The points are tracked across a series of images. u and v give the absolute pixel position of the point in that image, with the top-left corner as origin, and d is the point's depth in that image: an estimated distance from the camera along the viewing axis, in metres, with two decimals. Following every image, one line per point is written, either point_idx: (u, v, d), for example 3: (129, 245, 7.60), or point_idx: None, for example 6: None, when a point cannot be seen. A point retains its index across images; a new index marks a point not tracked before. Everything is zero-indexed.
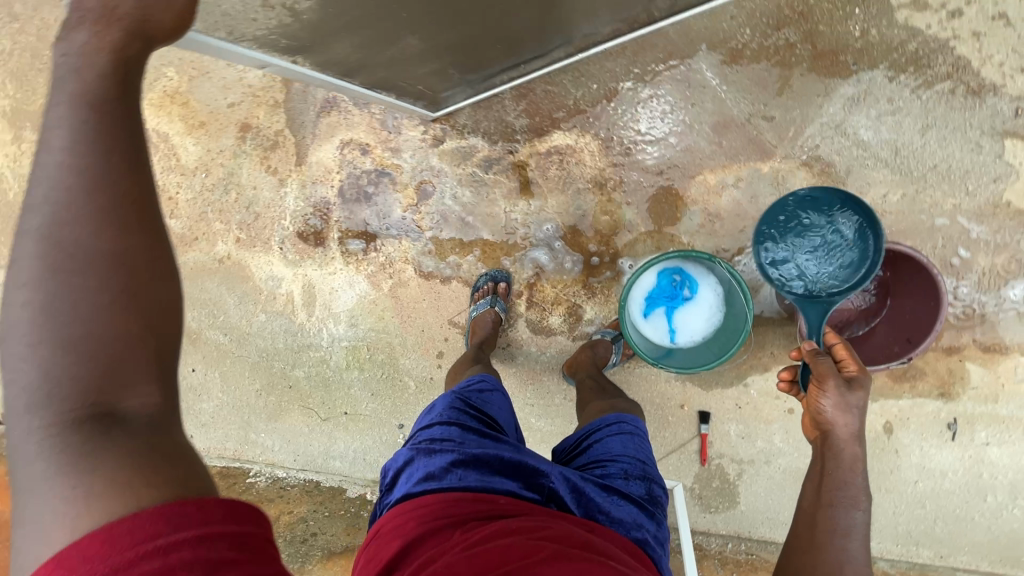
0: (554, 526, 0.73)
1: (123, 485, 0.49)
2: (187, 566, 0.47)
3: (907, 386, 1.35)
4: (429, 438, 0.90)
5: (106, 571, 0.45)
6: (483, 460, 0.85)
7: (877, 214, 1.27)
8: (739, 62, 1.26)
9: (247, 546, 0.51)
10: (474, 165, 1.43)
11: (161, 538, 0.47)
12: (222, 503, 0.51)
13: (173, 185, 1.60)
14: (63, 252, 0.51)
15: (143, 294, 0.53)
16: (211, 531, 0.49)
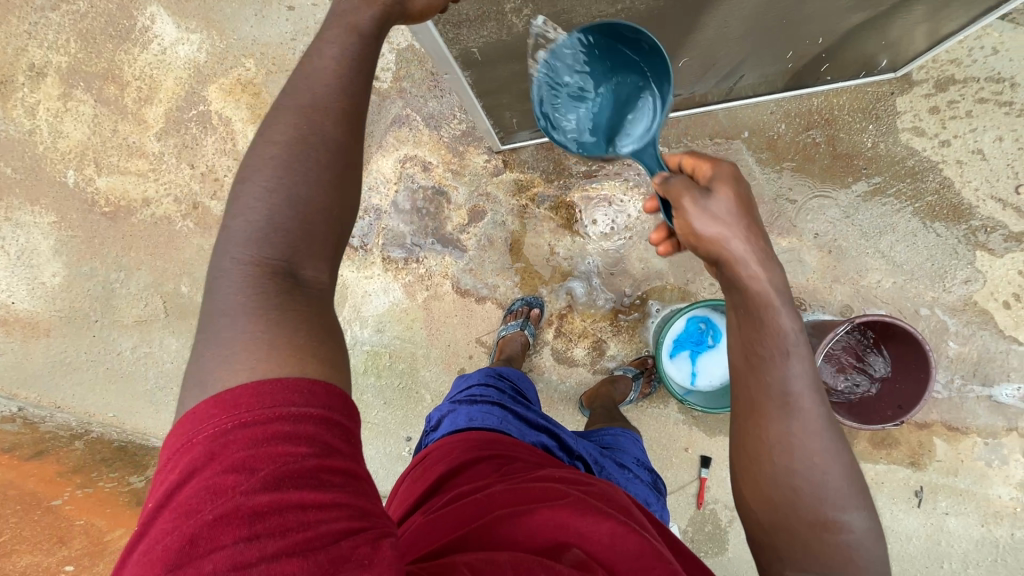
0: (585, 482, 0.83)
1: (296, 336, 0.59)
2: (307, 440, 0.54)
3: (884, 452, 1.51)
4: (470, 394, 1.15)
5: (249, 419, 0.53)
6: (516, 418, 1.09)
7: (872, 296, 1.47)
8: (772, 152, 1.48)
9: (352, 441, 0.58)
10: (527, 198, 1.55)
11: (292, 407, 0.54)
12: (340, 395, 0.58)
13: (222, 167, 1.62)
14: (310, 131, 0.65)
15: (351, 185, 0.68)
16: (331, 416, 0.56)
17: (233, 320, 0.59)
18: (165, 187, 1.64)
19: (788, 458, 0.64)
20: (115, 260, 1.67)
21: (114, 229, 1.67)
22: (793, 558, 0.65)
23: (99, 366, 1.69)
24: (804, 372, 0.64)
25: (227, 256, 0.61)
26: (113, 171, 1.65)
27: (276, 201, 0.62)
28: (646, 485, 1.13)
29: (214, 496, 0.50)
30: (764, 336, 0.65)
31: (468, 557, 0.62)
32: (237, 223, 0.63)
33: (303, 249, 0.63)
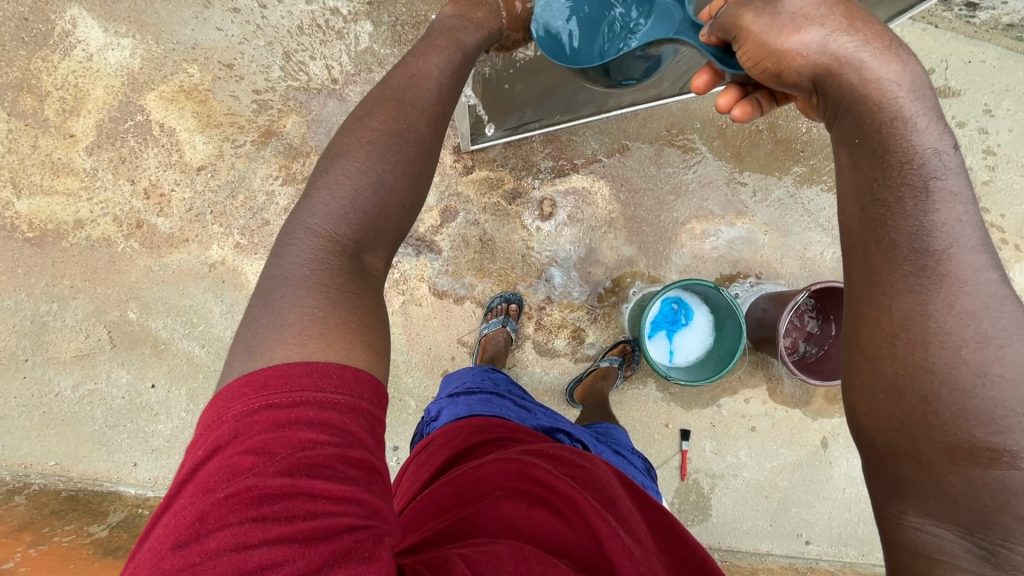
0: (584, 462, 0.82)
1: (342, 313, 0.66)
2: (329, 429, 0.56)
3: (838, 407, 1.66)
4: (465, 386, 1.16)
5: (274, 401, 0.56)
6: (513, 405, 1.12)
7: (816, 266, 1.63)
8: (722, 140, 1.60)
9: (376, 438, 0.59)
10: (499, 196, 1.58)
11: (320, 392, 0.57)
12: (369, 386, 0.61)
13: (168, 181, 1.51)
14: (397, 137, 0.83)
15: (418, 187, 0.84)
16: (357, 406, 0.59)
17: (299, 280, 0.68)
18: (101, 206, 1.50)
19: (923, 348, 0.57)
20: (45, 290, 1.51)
21: (41, 257, 1.50)
22: (925, 488, 0.57)
23: (35, 410, 1.51)
24: (959, 227, 0.59)
25: (305, 222, 0.73)
26: (35, 192, 1.49)
27: (363, 184, 0.77)
28: (642, 467, 1.17)
29: (232, 475, 0.52)
30: (889, 180, 0.62)
31: (465, 549, 0.62)
32: (320, 195, 0.75)
33: (370, 232, 0.76)
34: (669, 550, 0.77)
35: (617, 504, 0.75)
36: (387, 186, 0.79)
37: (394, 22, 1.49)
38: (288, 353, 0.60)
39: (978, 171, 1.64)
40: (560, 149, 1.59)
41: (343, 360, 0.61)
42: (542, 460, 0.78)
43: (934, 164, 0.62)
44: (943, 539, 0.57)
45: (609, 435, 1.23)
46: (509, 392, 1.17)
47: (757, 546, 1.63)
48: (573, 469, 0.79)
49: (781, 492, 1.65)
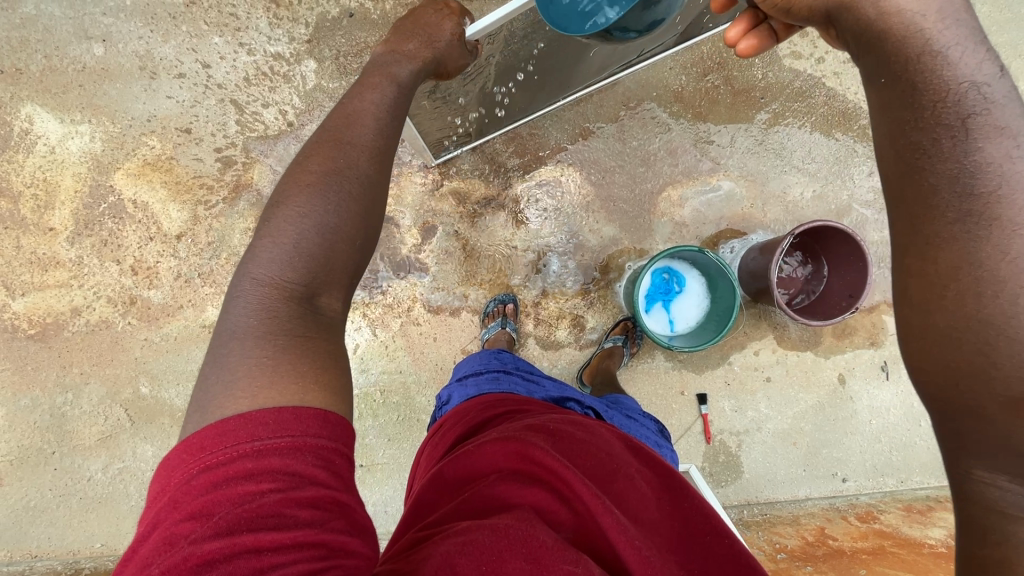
0: (583, 434, 0.87)
1: (292, 359, 0.70)
2: (270, 476, 0.59)
3: (848, 341, 1.66)
4: (471, 371, 1.23)
5: (213, 459, 0.60)
6: (521, 379, 1.19)
7: (799, 208, 1.62)
8: (681, 103, 1.59)
9: (334, 470, 0.63)
10: (474, 203, 1.59)
11: (257, 440, 0.61)
12: (326, 420, 0.66)
13: (153, 254, 1.54)
14: (341, 170, 0.85)
15: (369, 221, 0.85)
16: (308, 444, 0.63)
17: (248, 332, 0.72)
18: (94, 291, 1.53)
19: (976, 302, 0.56)
20: (57, 383, 1.54)
21: (46, 351, 1.54)
22: (992, 442, 0.57)
23: (71, 498, 1.55)
24: (1010, 162, 0.57)
25: (252, 272, 0.76)
26: (29, 290, 1.52)
27: (307, 226, 0.79)
28: (654, 431, 1.19)
29: (169, 546, 0.55)
30: (923, 121, 0.60)
31: (446, 542, 0.67)
32: (265, 244, 0.78)
33: (322, 274, 0.79)
34: (676, 510, 0.81)
35: (605, 476, 0.80)
36: (333, 227, 0.80)
37: (337, 54, 1.51)
38: (241, 406, 0.64)
39: None
40: (524, 145, 1.60)
41: (285, 403, 0.65)
42: (536, 436, 0.83)
43: (974, 98, 0.59)
44: (1014, 494, 0.57)
45: (620, 403, 1.24)
46: (515, 367, 1.23)
47: (795, 494, 1.64)
48: (568, 442, 0.83)
49: (807, 436, 1.66)
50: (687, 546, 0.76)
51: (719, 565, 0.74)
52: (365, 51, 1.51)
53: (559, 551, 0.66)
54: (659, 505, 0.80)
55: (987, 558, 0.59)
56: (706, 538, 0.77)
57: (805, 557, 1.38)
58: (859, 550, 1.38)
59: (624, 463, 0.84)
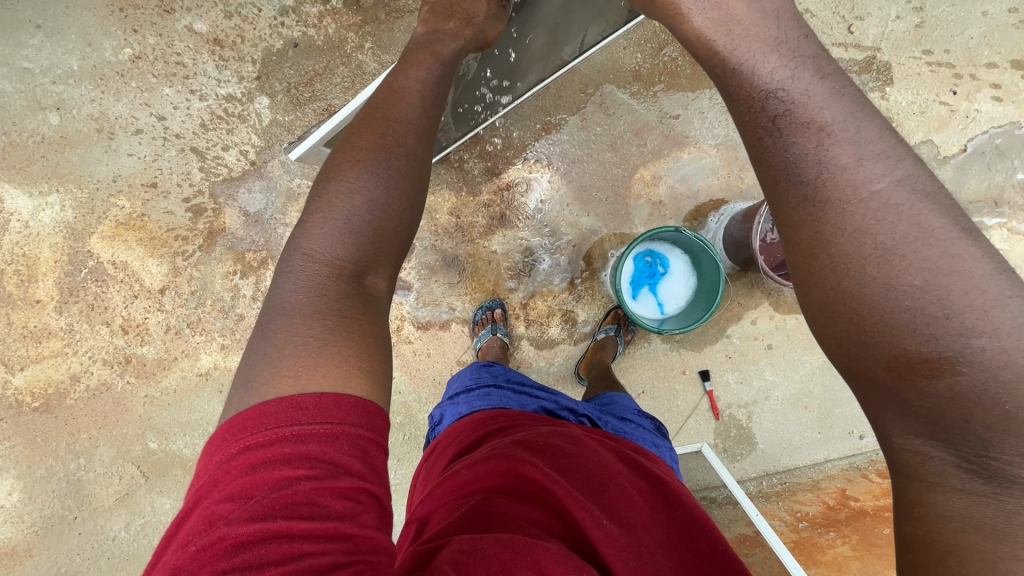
0: (576, 446, 0.88)
1: (328, 343, 0.69)
2: (308, 462, 0.59)
3: None
4: (462, 389, 1.22)
5: (252, 442, 0.60)
6: (513, 393, 1.17)
7: None
8: (640, 82, 1.56)
9: (368, 462, 0.63)
10: (447, 214, 1.58)
11: (297, 425, 0.61)
12: (364, 410, 0.66)
13: (140, 311, 1.55)
14: (386, 146, 0.88)
15: (414, 200, 0.88)
16: (346, 436, 0.62)
17: (295, 309, 0.73)
18: (89, 356, 1.55)
19: (835, 275, 0.59)
20: (67, 450, 1.57)
21: (52, 421, 1.56)
22: (897, 411, 0.58)
23: (99, 560, 1.58)
24: (826, 150, 0.61)
25: (302, 247, 0.78)
26: (27, 364, 1.54)
27: (358, 202, 0.81)
28: (651, 428, 1.18)
29: (207, 525, 0.56)
30: (750, 126, 0.66)
31: (451, 550, 0.66)
32: (315, 220, 0.80)
33: (369, 252, 0.80)
34: (668, 517, 0.82)
35: (599, 487, 0.80)
36: (382, 199, 0.83)
37: (288, 87, 1.50)
38: (283, 388, 0.65)
39: (908, 16, 1.58)
40: (488, 148, 1.57)
41: (331, 389, 0.65)
42: (528, 452, 0.84)
43: (776, 102, 0.64)
44: (934, 459, 0.57)
45: (617, 406, 1.23)
46: (507, 380, 1.22)
47: (814, 458, 1.61)
48: (561, 456, 0.85)
49: (818, 399, 1.62)
50: (682, 552, 0.76)
51: (714, 567, 0.75)
52: (315, 80, 1.50)
53: (563, 557, 0.66)
54: (652, 512, 0.81)
55: (913, 533, 0.59)
56: (700, 543, 0.78)
57: (828, 523, 1.37)
58: (882, 508, 1.36)
59: (616, 472, 0.85)
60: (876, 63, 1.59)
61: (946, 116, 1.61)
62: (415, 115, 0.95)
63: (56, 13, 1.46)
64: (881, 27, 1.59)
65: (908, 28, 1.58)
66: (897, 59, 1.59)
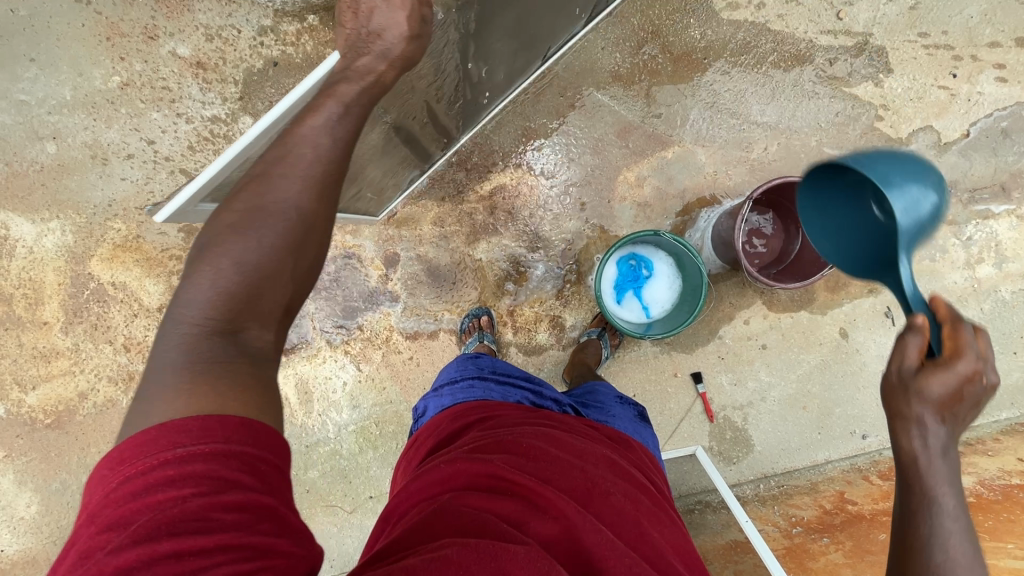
0: (559, 451, 0.87)
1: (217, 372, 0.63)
2: (192, 481, 0.55)
3: (844, 293, 1.57)
4: (448, 379, 1.22)
5: (129, 470, 0.55)
6: (497, 384, 1.17)
7: (765, 165, 1.55)
8: (620, 82, 1.53)
9: (258, 474, 0.58)
10: (431, 223, 1.58)
11: (179, 448, 0.56)
12: (245, 428, 0.60)
13: (140, 330, 1.61)
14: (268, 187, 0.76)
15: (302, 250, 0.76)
16: (226, 453, 0.57)
17: (175, 369, 0.63)
18: (95, 374, 1.62)
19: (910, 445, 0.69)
20: (80, 463, 1.63)
21: (65, 436, 1.63)
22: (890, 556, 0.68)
23: None
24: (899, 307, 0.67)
25: (176, 313, 0.67)
26: (39, 383, 1.61)
27: (229, 262, 0.69)
28: (632, 416, 1.20)
29: (85, 558, 0.51)
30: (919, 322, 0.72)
31: (415, 557, 0.64)
32: (191, 283, 0.69)
33: (252, 310, 0.69)
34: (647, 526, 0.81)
35: (579, 488, 0.80)
36: (254, 242, 0.71)
37: (269, 106, 1.53)
38: (169, 413, 0.59)
39: None
40: (469, 157, 1.57)
41: (213, 409, 0.59)
42: (509, 456, 0.83)
43: None
44: None
45: (603, 396, 1.23)
46: (493, 370, 1.20)
47: (814, 459, 1.57)
48: (543, 458, 0.83)
49: (817, 399, 1.58)
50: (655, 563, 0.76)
51: None
52: None
53: (530, 562, 0.65)
54: (633, 519, 0.80)
55: None
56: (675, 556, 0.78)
57: (822, 528, 1.32)
58: (880, 512, 1.31)
59: (600, 477, 0.84)
60: (869, 48, 1.53)
61: (947, 100, 1.54)
62: (306, 163, 0.78)
63: (48, 46, 1.51)
64: (872, 11, 1.52)
65: (902, 10, 1.51)
66: (891, 43, 1.53)
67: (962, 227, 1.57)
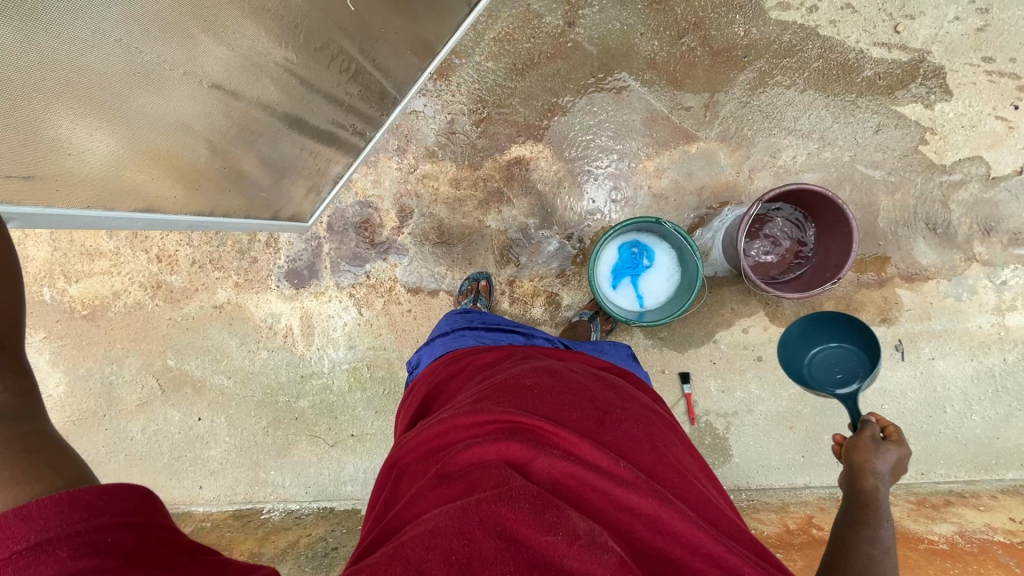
0: (561, 385, 0.87)
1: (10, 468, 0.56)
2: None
3: (853, 317, 1.51)
4: (440, 332, 1.25)
5: None
6: (486, 331, 1.20)
7: (790, 173, 1.51)
8: (654, 70, 1.53)
9: (106, 550, 0.54)
10: (448, 184, 1.63)
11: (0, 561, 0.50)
12: (68, 505, 0.54)
13: (172, 244, 1.74)
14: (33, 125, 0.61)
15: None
16: (54, 541, 0.53)
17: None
18: (129, 277, 1.77)
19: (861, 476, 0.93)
20: (104, 355, 1.79)
21: (96, 328, 1.80)
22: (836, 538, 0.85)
23: (118, 455, 1.78)
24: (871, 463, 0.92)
25: None
26: (82, 277, 1.78)
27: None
28: (624, 354, 1.24)
29: None
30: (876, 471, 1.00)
31: (417, 528, 0.63)
32: None
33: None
34: (660, 448, 0.81)
35: (584, 422, 0.80)
36: None
37: None
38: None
39: (969, 18, 1.43)
40: (493, 124, 1.61)
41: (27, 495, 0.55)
42: (508, 396, 0.82)
43: None
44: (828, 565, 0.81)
45: (605, 344, 1.26)
46: (482, 322, 1.24)
47: (791, 481, 1.52)
48: (545, 394, 0.83)
49: (806, 421, 1.53)
50: (670, 483, 0.77)
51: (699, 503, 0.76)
52: None
53: (539, 504, 0.65)
54: (649, 445, 0.80)
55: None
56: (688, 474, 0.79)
57: (778, 544, 1.28)
58: None
59: (608, 407, 0.84)
60: (924, 66, 1.45)
61: (1003, 133, 1.44)
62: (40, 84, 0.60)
63: None
64: (934, 28, 1.44)
65: (968, 31, 1.43)
66: (950, 64, 1.44)
67: (998, 269, 1.47)
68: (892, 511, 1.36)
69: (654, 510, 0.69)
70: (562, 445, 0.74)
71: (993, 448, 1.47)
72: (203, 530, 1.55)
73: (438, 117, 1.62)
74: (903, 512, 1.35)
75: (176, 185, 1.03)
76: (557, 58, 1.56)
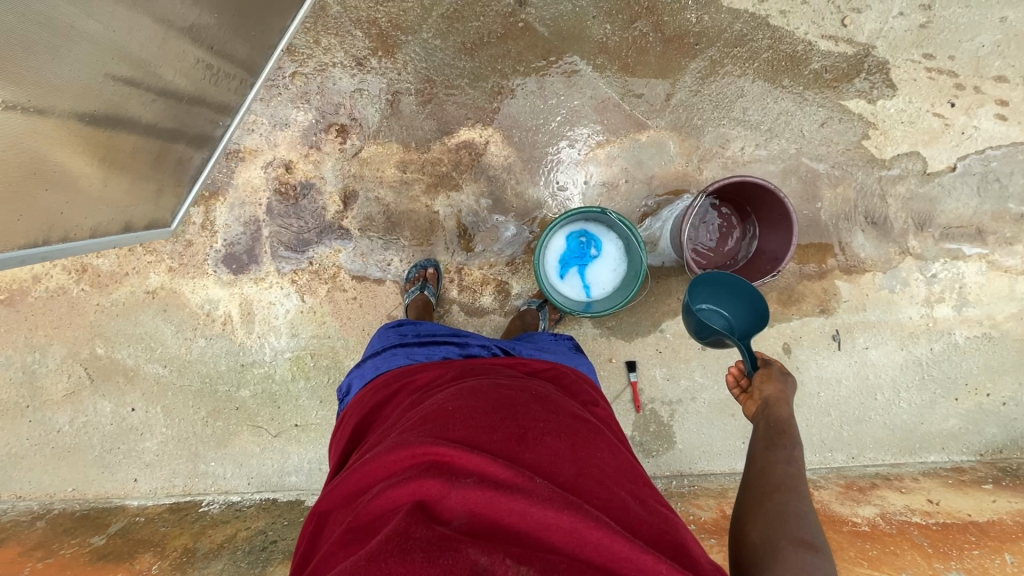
0: (483, 404, 0.82)
1: None
2: None
3: (795, 308, 1.54)
4: (372, 350, 1.21)
5: None
6: (418, 346, 1.16)
7: (738, 164, 1.51)
8: (606, 55, 1.50)
9: None
10: (394, 167, 1.57)
11: None
12: None
13: None
14: None
15: None
16: None
17: None
18: (51, 260, 1.65)
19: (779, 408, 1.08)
20: (25, 343, 1.68)
21: (15, 314, 1.67)
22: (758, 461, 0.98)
23: (43, 448, 1.68)
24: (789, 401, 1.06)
25: None
26: None
27: None
28: (566, 348, 1.23)
29: None
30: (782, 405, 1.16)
31: None
32: None
33: None
34: (587, 455, 0.77)
35: (503, 442, 0.75)
36: None
37: None
38: None
39: (912, 14, 1.45)
40: (441, 105, 1.55)
41: None
42: (424, 427, 0.78)
43: None
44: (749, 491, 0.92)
45: (549, 339, 1.25)
46: (416, 335, 1.20)
47: (731, 466, 1.56)
48: (463, 418, 0.79)
49: None
50: (595, 492, 0.73)
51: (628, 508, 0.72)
52: None
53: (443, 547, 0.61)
54: (572, 454, 0.76)
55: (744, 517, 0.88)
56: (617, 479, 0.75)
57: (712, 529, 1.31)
58: None
59: (531, 421, 0.80)
60: (868, 61, 1.47)
61: (939, 129, 1.48)
62: None
63: None
64: (879, 23, 1.45)
65: (911, 27, 1.45)
66: (892, 59, 1.46)
67: (929, 262, 1.52)
68: (821, 494, 1.41)
69: (570, 524, 0.65)
70: (477, 472, 0.70)
71: (918, 433, 1.54)
72: (135, 525, 1.49)
73: (384, 96, 1.55)
74: (831, 495, 1.40)
75: (44, 147, 0.92)
76: (508, 38, 1.51)
